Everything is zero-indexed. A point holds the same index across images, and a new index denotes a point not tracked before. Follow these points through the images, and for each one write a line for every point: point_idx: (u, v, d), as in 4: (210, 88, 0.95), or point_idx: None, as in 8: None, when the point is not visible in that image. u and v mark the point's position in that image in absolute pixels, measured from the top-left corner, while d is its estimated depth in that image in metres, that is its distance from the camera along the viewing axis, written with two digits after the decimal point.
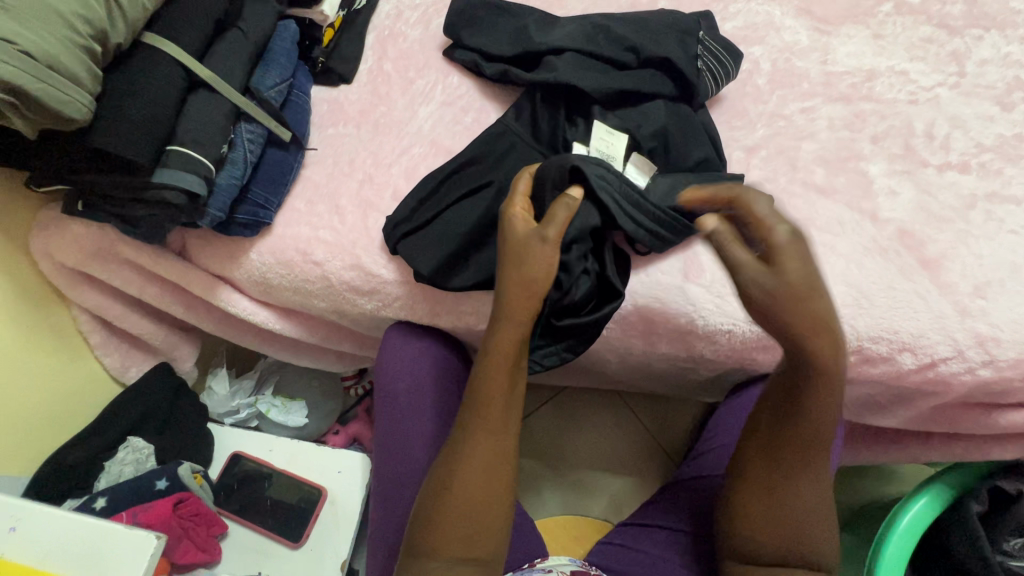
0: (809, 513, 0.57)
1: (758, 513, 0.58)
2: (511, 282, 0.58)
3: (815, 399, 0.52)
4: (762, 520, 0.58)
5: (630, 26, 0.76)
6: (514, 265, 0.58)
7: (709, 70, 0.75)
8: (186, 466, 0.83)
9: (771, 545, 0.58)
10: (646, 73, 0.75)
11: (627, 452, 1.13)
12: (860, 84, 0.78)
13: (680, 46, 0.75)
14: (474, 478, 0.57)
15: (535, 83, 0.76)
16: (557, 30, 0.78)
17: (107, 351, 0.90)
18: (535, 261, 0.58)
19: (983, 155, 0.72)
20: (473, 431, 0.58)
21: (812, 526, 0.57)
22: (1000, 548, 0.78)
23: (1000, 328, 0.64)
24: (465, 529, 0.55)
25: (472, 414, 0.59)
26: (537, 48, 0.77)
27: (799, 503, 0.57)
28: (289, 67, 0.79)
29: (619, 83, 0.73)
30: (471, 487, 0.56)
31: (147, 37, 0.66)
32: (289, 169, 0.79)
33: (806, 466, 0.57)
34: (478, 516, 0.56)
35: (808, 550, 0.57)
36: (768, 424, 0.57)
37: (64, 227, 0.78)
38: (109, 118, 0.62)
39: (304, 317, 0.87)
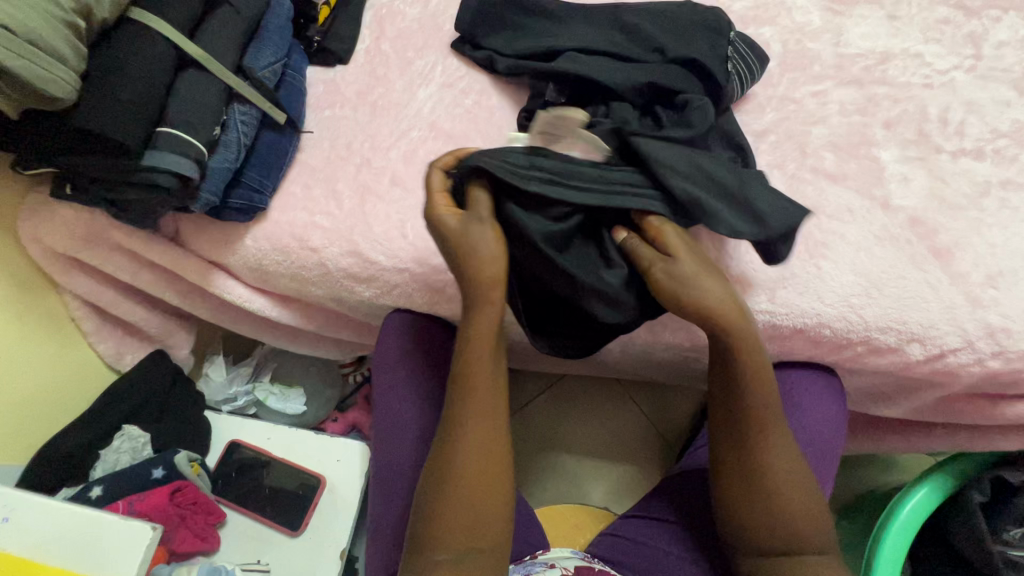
0: (790, 491, 0.60)
1: (744, 504, 0.61)
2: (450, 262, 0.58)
3: (751, 388, 0.60)
4: (745, 502, 0.61)
5: (656, 23, 0.73)
6: (461, 254, 0.56)
7: (738, 73, 0.72)
8: (181, 455, 0.82)
9: (762, 531, 0.61)
10: (677, 71, 0.70)
11: (627, 441, 1.13)
12: (874, 67, 0.75)
13: (710, 45, 0.71)
14: (473, 460, 0.56)
15: (564, 74, 0.71)
16: (574, 30, 0.75)
17: (101, 338, 0.89)
18: (480, 244, 0.56)
19: (998, 141, 0.70)
20: (470, 416, 0.57)
21: (798, 508, 0.60)
22: (1000, 538, 0.77)
23: (1011, 319, 0.63)
24: (471, 523, 0.55)
25: (461, 399, 0.57)
26: (556, 45, 0.74)
27: (775, 481, 0.60)
28: (285, 46, 0.76)
29: (654, 75, 0.69)
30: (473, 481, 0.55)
31: (135, 13, 0.63)
32: (284, 152, 0.77)
33: (761, 443, 0.61)
34: (478, 496, 0.55)
35: (795, 529, 0.60)
36: (726, 410, 0.63)
37: (54, 211, 0.76)
38: (94, 98, 0.60)
39: (302, 304, 0.86)
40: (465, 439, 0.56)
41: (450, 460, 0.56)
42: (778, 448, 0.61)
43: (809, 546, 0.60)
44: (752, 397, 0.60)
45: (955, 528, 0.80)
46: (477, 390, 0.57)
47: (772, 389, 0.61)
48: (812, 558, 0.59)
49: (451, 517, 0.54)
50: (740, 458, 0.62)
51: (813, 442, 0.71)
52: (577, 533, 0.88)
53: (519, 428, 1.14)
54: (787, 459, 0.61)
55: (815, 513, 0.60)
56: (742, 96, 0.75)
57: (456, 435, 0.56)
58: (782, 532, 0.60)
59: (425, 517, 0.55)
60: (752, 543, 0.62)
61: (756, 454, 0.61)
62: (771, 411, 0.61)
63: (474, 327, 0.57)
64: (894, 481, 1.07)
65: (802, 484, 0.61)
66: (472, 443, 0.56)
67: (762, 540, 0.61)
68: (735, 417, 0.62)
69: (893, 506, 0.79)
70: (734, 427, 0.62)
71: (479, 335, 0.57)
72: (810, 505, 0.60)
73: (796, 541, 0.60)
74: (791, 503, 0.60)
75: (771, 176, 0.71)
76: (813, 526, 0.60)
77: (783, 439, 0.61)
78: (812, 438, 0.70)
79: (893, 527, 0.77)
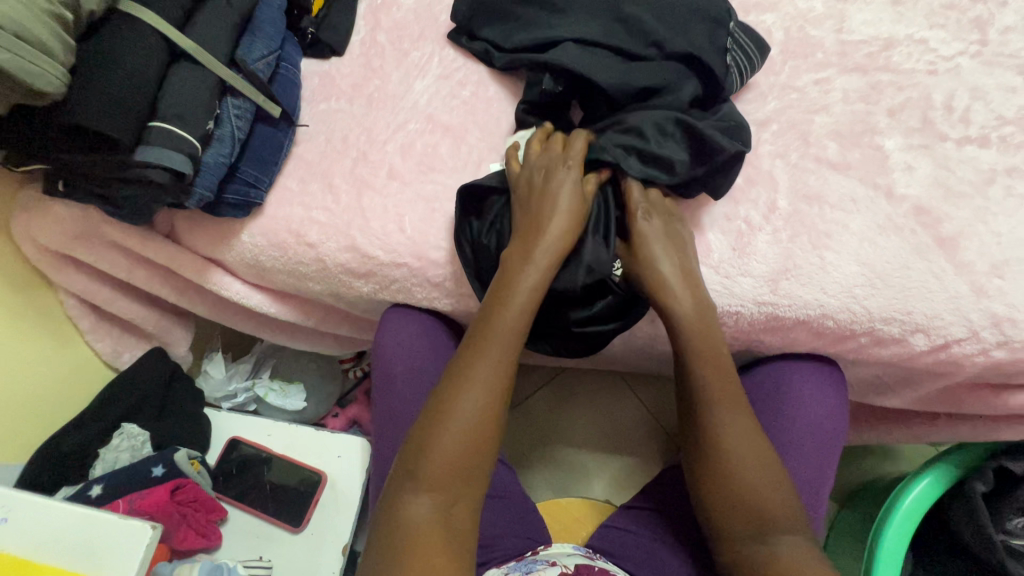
0: (750, 467, 0.60)
1: (707, 481, 0.62)
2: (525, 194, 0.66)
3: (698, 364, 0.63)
4: (709, 481, 0.62)
5: (655, 12, 0.71)
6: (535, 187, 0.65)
7: (737, 65, 0.71)
8: (182, 452, 0.82)
9: (725, 509, 0.61)
10: (671, 67, 0.69)
11: (628, 434, 1.12)
12: (877, 54, 0.74)
13: (709, 37, 0.70)
14: (473, 420, 0.57)
15: (560, 68, 0.70)
16: (572, 18, 0.73)
17: (98, 336, 0.88)
18: (560, 194, 0.64)
19: (1004, 129, 0.69)
20: (483, 372, 0.59)
21: (762, 490, 0.59)
22: (1004, 528, 0.78)
23: (1016, 309, 0.62)
24: (450, 480, 0.55)
25: (482, 350, 0.60)
26: (553, 36, 0.72)
27: (734, 460, 0.61)
28: (278, 38, 0.74)
29: (650, 73, 0.69)
30: (468, 438, 0.56)
31: (124, 4, 0.62)
32: (279, 146, 0.76)
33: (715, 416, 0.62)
34: (466, 457, 0.56)
35: (758, 506, 0.59)
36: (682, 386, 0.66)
37: (47, 209, 0.75)
38: (83, 92, 0.58)
39: (300, 299, 0.85)
40: (472, 395, 0.58)
41: (456, 404, 0.57)
42: (732, 423, 0.62)
43: (773, 528, 0.58)
44: (705, 377, 0.63)
45: (959, 518, 0.80)
46: (496, 341, 0.60)
47: (722, 362, 0.63)
48: (773, 540, 0.57)
49: (441, 457, 0.56)
50: (695, 435, 0.64)
51: (812, 435, 0.70)
52: (579, 528, 0.87)
53: (519, 420, 1.14)
54: (739, 438, 0.61)
55: (777, 490, 0.60)
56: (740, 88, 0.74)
57: (465, 387, 0.58)
58: (747, 510, 0.59)
59: (411, 455, 0.57)
60: (721, 525, 0.61)
61: (708, 430, 0.63)
62: (724, 389, 0.63)
63: (526, 273, 0.62)
64: (895, 471, 1.07)
65: (762, 461, 0.61)
66: (475, 400, 0.57)
67: (730, 520, 0.60)
68: (691, 394, 0.64)
69: (895, 496, 0.79)
70: (688, 406, 0.65)
71: (514, 281, 0.62)
72: (772, 482, 0.60)
73: (763, 520, 0.59)
74: (753, 479, 0.60)
75: (774, 167, 0.70)
76: (772, 500, 0.59)
77: (740, 418, 0.62)
78: (813, 430, 0.70)
79: (895, 520, 0.77)
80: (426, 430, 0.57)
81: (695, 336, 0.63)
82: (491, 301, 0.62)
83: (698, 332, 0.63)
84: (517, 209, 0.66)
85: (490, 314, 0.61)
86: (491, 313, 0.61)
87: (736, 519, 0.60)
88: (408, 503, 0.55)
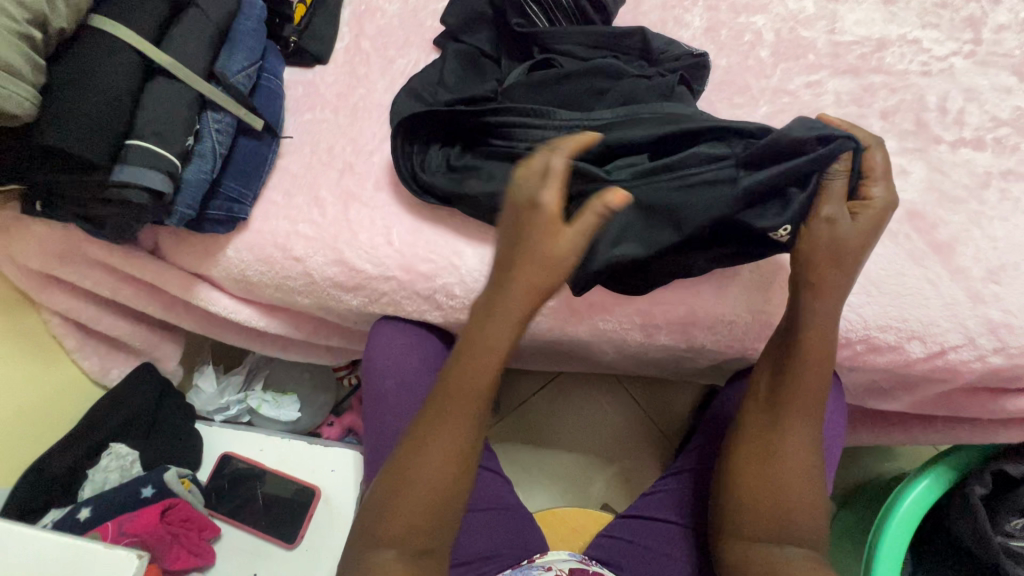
0: (797, 480, 0.60)
1: (750, 481, 0.61)
2: (513, 250, 0.54)
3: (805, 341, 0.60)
4: (744, 474, 0.62)
5: (566, 42, 0.71)
6: (539, 266, 0.53)
7: (656, 51, 0.72)
8: (172, 472, 0.81)
9: (754, 508, 0.60)
10: (596, 66, 0.68)
11: (627, 437, 1.12)
12: (869, 55, 0.73)
13: (615, 44, 0.71)
14: (433, 463, 0.55)
15: (525, 112, 0.67)
16: (507, 74, 0.73)
17: (85, 354, 0.87)
18: (549, 257, 0.52)
19: (998, 130, 0.68)
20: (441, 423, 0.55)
21: (800, 497, 0.60)
22: (1002, 529, 0.77)
23: (1013, 315, 0.61)
24: (421, 528, 0.54)
25: (441, 400, 0.56)
26: (490, 95, 0.71)
27: (786, 469, 0.60)
28: (258, 49, 0.73)
29: (598, 84, 0.67)
30: (431, 486, 0.54)
31: (95, 20, 0.60)
32: (263, 160, 0.75)
33: (802, 417, 0.61)
34: (430, 501, 0.54)
35: (794, 518, 0.59)
36: (769, 378, 0.63)
37: (27, 227, 0.74)
38: (55, 112, 0.57)
39: (289, 313, 0.84)
40: (433, 437, 0.55)
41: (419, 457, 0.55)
42: (801, 425, 0.61)
43: (794, 538, 0.59)
44: (806, 370, 0.60)
45: (958, 520, 0.79)
46: (465, 396, 0.55)
47: (828, 375, 0.61)
48: (793, 553, 0.58)
49: (410, 506, 0.54)
50: (773, 417, 0.62)
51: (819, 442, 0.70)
52: (575, 536, 0.87)
53: (518, 425, 1.13)
54: (809, 452, 0.61)
55: (811, 496, 0.60)
56: (688, 61, 0.71)
57: (432, 439, 0.55)
58: (771, 514, 0.60)
59: (378, 508, 0.56)
60: (741, 530, 0.61)
61: (777, 434, 0.61)
62: (814, 391, 0.61)
63: (493, 348, 0.55)
64: (892, 471, 1.06)
65: (813, 477, 0.61)
66: (437, 451, 0.55)
67: (753, 522, 0.60)
68: (784, 368, 0.61)
69: (894, 499, 0.78)
70: (770, 401, 0.62)
71: (489, 347, 0.55)
72: (808, 491, 0.60)
73: (785, 528, 0.59)
74: (797, 492, 0.60)
75: None
76: (804, 505, 0.60)
77: (809, 428, 0.61)
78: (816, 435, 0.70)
79: (894, 524, 0.76)
80: (393, 479, 0.56)
81: (817, 342, 0.59)
82: (457, 354, 0.57)
83: (818, 318, 0.59)
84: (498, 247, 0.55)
85: (450, 372, 0.57)
86: (459, 369, 0.56)
87: (760, 522, 0.60)
88: (374, 554, 0.54)
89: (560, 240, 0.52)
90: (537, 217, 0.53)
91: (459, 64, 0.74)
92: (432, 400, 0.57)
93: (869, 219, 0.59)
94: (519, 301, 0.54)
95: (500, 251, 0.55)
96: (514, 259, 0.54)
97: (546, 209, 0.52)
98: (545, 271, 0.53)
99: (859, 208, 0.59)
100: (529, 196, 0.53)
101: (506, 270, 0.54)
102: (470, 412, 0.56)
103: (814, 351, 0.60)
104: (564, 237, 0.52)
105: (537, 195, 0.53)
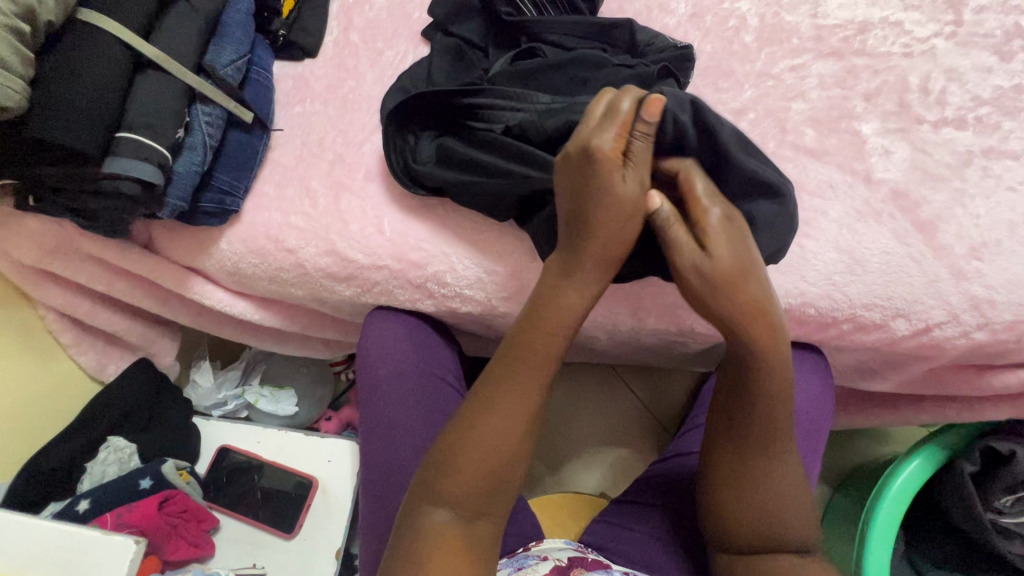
0: (779, 497, 0.58)
1: (730, 498, 0.60)
2: (582, 202, 0.54)
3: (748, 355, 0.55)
4: (725, 491, 0.61)
5: (553, 34, 0.72)
6: (605, 211, 0.53)
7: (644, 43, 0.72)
8: (169, 465, 0.82)
9: (741, 517, 0.59)
10: (578, 54, 0.68)
11: (620, 425, 1.13)
12: (852, 38, 0.73)
13: (600, 35, 0.72)
14: (497, 430, 0.55)
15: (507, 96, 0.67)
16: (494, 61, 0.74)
17: (82, 349, 0.88)
18: (617, 208, 0.53)
19: (980, 110, 0.69)
20: (512, 391, 0.56)
21: (785, 507, 0.58)
22: (993, 506, 0.78)
23: (996, 291, 0.62)
24: (482, 487, 0.55)
25: (512, 359, 0.57)
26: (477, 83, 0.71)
27: (763, 488, 0.59)
28: (247, 42, 0.73)
29: (580, 70, 0.68)
30: (495, 452, 0.55)
31: (83, 14, 0.60)
32: (254, 152, 0.75)
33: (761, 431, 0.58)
34: (494, 466, 0.55)
35: (786, 527, 0.58)
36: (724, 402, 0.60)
37: (19, 223, 0.74)
38: (45, 105, 0.57)
39: (282, 305, 0.84)
40: (505, 399, 0.56)
41: (483, 423, 0.56)
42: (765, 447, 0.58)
43: (786, 541, 0.58)
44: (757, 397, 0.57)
45: (947, 498, 0.80)
46: (538, 363, 0.56)
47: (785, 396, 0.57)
48: (787, 553, 0.58)
49: (474, 472, 0.55)
50: (735, 431, 0.59)
51: (805, 424, 0.71)
52: (571, 522, 0.87)
53: None
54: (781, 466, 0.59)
55: (797, 504, 0.59)
56: (672, 50, 0.71)
57: (500, 401, 0.56)
58: (762, 524, 0.59)
59: (439, 468, 0.56)
60: (727, 537, 0.61)
61: (749, 461, 0.59)
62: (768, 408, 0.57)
63: (559, 313, 0.57)
64: (887, 454, 1.07)
65: (793, 486, 0.59)
66: (505, 411, 0.56)
67: (743, 533, 0.60)
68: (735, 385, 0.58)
69: (885, 479, 0.78)
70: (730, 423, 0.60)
71: (559, 306, 0.56)
72: (793, 499, 0.59)
73: (780, 535, 0.59)
74: (782, 510, 0.58)
75: None
76: (793, 516, 0.58)
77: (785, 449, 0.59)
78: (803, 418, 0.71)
79: (886, 502, 0.77)
80: (451, 439, 0.57)
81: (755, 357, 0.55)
82: (527, 317, 0.58)
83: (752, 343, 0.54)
84: (563, 197, 0.56)
85: (518, 333, 0.57)
86: (534, 328, 0.57)
87: (749, 530, 0.59)
88: (428, 512, 0.55)
89: (619, 176, 0.53)
90: (591, 151, 0.52)
91: (447, 56, 0.74)
92: (502, 361, 0.58)
93: (733, 245, 0.52)
94: (592, 255, 0.55)
95: (568, 199, 0.55)
96: (576, 200, 0.54)
97: (606, 153, 0.52)
98: (610, 224, 0.54)
99: (695, 267, 0.52)
100: (587, 138, 0.53)
101: (578, 221, 0.55)
102: (538, 375, 0.57)
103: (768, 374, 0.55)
104: (623, 175, 0.53)
105: (594, 137, 0.52)
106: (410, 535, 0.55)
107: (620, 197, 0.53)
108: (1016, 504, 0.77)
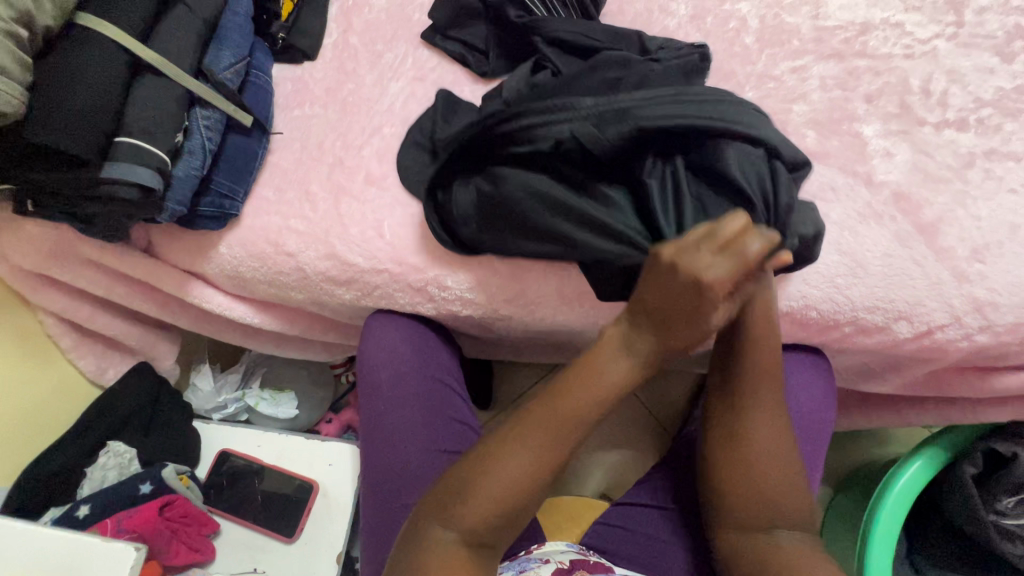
0: (772, 470, 0.59)
1: (727, 473, 0.61)
2: (661, 301, 0.52)
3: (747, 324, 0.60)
4: (726, 470, 0.61)
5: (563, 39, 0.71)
6: (687, 327, 0.52)
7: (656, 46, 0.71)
8: (169, 469, 0.83)
9: (735, 492, 0.60)
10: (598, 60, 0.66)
11: (622, 426, 1.12)
12: (853, 39, 0.73)
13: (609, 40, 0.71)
14: (521, 469, 0.55)
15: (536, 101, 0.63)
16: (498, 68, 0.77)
17: (81, 354, 0.88)
18: (697, 328, 0.52)
19: (981, 111, 0.68)
20: (547, 441, 0.55)
21: (779, 482, 0.59)
22: (994, 508, 0.78)
23: (998, 293, 0.62)
24: (494, 526, 0.54)
25: (553, 406, 0.56)
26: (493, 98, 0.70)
27: (756, 464, 0.60)
28: (246, 45, 0.73)
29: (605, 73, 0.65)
30: (513, 490, 0.54)
31: (81, 17, 0.60)
32: (253, 156, 0.75)
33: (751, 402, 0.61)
34: (514, 510, 0.55)
35: (782, 508, 0.58)
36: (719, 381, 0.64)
37: (18, 227, 0.74)
38: (43, 109, 0.57)
39: (281, 309, 0.84)
40: (541, 455, 0.55)
41: (513, 465, 0.55)
42: (761, 419, 0.61)
43: (781, 519, 0.58)
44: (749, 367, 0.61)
45: (949, 500, 0.80)
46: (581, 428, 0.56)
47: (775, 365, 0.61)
48: (784, 533, 0.58)
49: (492, 513, 0.54)
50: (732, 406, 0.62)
51: (806, 425, 0.70)
52: (572, 524, 0.86)
53: None
54: (774, 440, 0.60)
55: (791, 480, 0.59)
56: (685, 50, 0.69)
57: (532, 446, 0.55)
58: (752, 501, 0.59)
59: (457, 495, 0.55)
60: (726, 517, 0.61)
61: (738, 440, 0.61)
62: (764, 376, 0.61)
63: (608, 380, 0.56)
64: (888, 455, 1.07)
65: (787, 462, 0.60)
66: (530, 450, 0.55)
67: (740, 512, 0.60)
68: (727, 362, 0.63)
69: (887, 481, 0.78)
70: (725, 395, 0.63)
71: (606, 373, 0.56)
72: (785, 475, 0.59)
73: (775, 514, 0.59)
74: (775, 488, 0.59)
75: None
76: (787, 493, 0.59)
77: (772, 422, 0.61)
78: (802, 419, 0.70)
79: (888, 504, 0.77)
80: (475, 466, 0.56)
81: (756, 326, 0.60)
82: (583, 378, 0.56)
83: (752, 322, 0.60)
84: (643, 289, 0.53)
85: (562, 383, 0.57)
86: (578, 380, 0.56)
87: (745, 509, 0.60)
88: (433, 530, 0.55)
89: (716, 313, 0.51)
90: (703, 284, 0.49)
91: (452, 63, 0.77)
92: (544, 408, 0.56)
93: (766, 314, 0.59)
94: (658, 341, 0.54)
95: (651, 294, 0.52)
96: (659, 300, 0.52)
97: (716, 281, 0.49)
98: (683, 332, 0.52)
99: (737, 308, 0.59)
100: (707, 274, 0.48)
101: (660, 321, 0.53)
102: (574, 431, 0.56)
103: (755, 361, 0.61)
104: (720, 309, 0.51)
105: (711, 274, 0.48)
106: (413, 553, 0.54)
107: (705, 327, 0.51)
108: (1018, 505, 0.77)
